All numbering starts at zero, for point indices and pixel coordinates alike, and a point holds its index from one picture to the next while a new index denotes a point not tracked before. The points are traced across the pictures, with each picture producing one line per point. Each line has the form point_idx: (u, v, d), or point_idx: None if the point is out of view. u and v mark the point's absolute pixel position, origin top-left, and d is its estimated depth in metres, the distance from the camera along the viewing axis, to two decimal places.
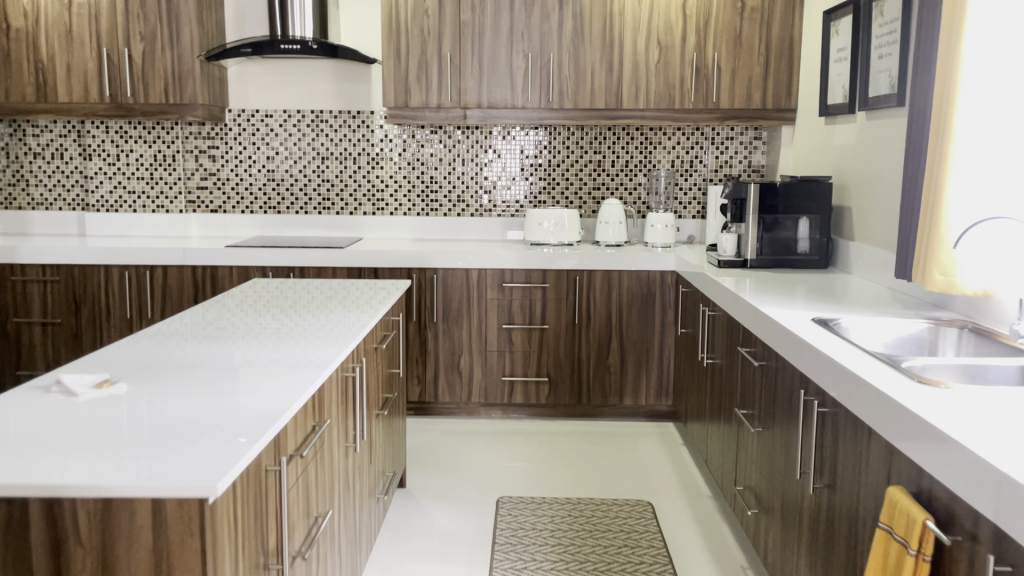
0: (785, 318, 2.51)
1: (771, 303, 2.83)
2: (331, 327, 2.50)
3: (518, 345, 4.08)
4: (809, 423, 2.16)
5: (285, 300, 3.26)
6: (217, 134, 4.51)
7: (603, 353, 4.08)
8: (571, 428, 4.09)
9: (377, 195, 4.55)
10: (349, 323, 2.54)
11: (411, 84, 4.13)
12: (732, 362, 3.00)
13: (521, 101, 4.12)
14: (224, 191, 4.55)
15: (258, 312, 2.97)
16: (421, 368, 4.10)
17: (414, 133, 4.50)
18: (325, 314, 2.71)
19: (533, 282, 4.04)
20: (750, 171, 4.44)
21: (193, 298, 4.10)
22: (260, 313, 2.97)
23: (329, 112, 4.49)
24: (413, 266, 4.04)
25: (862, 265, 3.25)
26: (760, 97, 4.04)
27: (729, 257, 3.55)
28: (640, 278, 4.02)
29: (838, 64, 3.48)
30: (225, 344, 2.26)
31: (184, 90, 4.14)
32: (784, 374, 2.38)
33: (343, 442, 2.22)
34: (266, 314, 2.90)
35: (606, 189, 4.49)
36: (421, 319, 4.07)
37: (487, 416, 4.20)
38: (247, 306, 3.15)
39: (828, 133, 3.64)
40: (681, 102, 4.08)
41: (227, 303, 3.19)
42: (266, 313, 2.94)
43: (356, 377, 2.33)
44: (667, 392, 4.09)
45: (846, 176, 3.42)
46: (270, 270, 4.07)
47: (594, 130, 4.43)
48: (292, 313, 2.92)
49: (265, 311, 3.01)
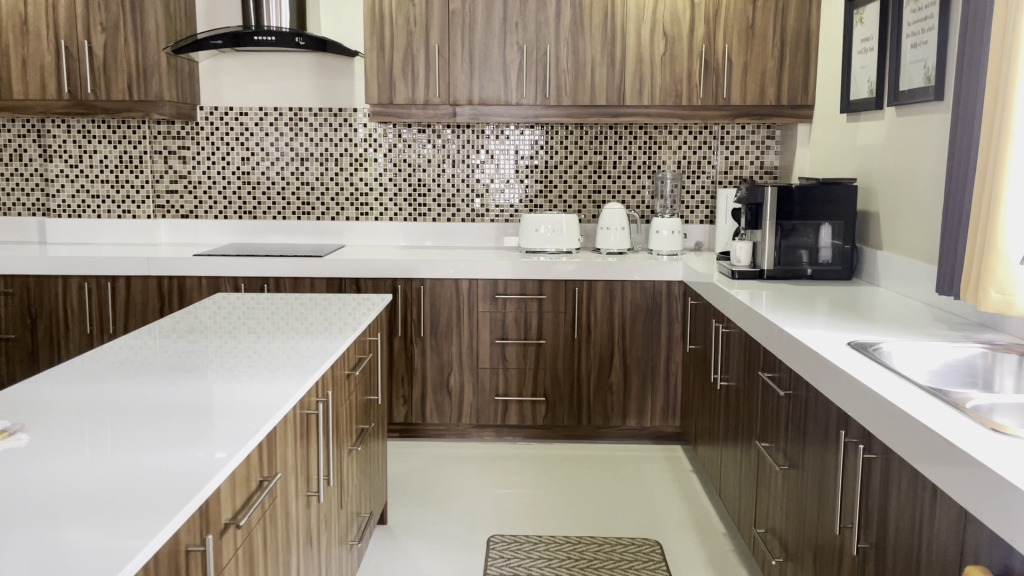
0: (815, 340, 2.19)
1: (797, 320, 2.50)
2: (299, 352, 2.15)
3: (512, 361, 3.76)
4: (850, 469, 1.84)
5: (254, 315, 2.94)
6: (187, 133, 4.18)
7: (605, 370, 3.76)
8: (570, 451, 3.77)
9: (361, 198, 4.23)
10: (321, 347, 2.19)
11: (396, 79, 3.81)
12: (751, 386, 2.67)
13: (516, 97, 3.80)
14: (196, 194, 4.22)
15: (221, 330, 2.65)
16: (407, 387, 3.78)
17: (400, 132, 4.18)
18: (290, 335, 2.39)
19: (529, 294, 3.72)
20: (762, 173, 4.13)
21: (159, 312, 3.78)
22: (224, 331, 2.66)
23: (309, 109, 4.17)
24: (398, 276, 3.71)
25: (892, 277, 2.94)
26: (774, 93, 3.73)
27: (744, 266, 3.25)
28: (645, 289, 3.70)
29: (862, 55, 3.17)
30: (168, 375, 1.93)
31: (149, 86, 3.82)
32: (817, 407, 2.05)
33: (306, 492, 1.88)
34: (231, 333, 2.60)
35: (607, 192, 4.17)
36: (407, 334, 3.75)
37: (479, 439, 3.88)
38: (221, 322, 2.89)
39: (850, 131, 3.33)
40: (688, 98, 3.77)
41: (189, 318, 2.88)
42: (230, 331, 2.63)
43: (322, 414, 1.99)
44: (675, 412, 3.77)
45: (873, 178, 3.11)
46: (242, 281, 3.75)
47: (594, 128, 4.12)
48: (257, 333, 2.60)
49: (238, 326, 2.78)
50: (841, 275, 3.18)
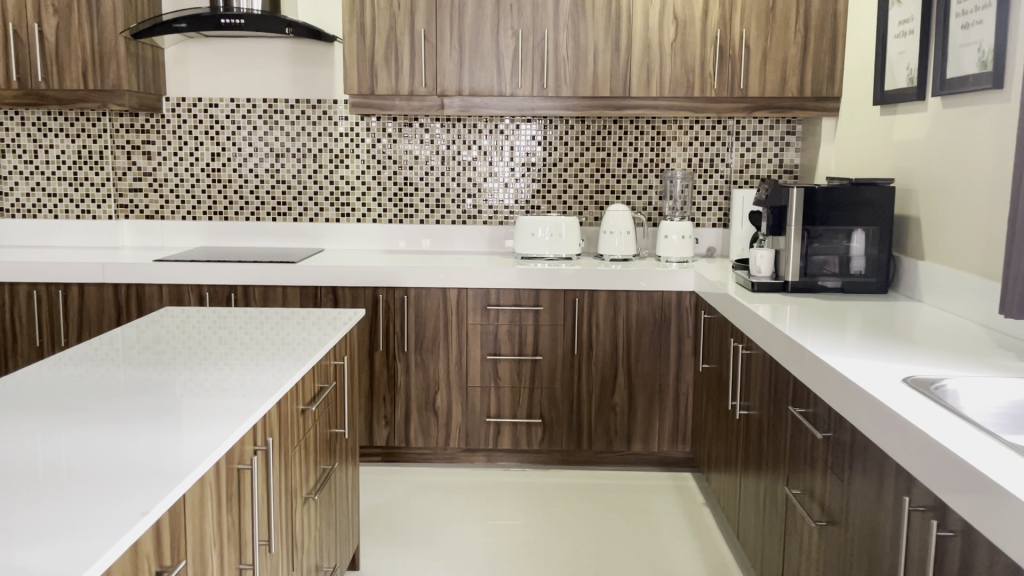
0: (863, 373, 1.81)
1: (830, 345, 2.14)
2: (233, 385, 1.77)
3: (506, 379, 3.41)
4: (916, 544, 1.46)
5: (212, 326, 2.59)
6: (152, 127, 3.83)
7: (608, 390, 3.39)
8: (569, 480, 3.40)
9: (341, 198, 3.87)
10: (263, 378, 1.82)
11: (378, 67, 3.44)
12: (777, 419, 2.31)
13: (510, 88, 3.44)
14: (162, 193, 3.87)
15: (164, 348, 2.30)
16: (390, 407, 3.43)
17: (385, 126, 3.82)
18: (238, 360, 2.04)
19: (525, 305, 3.36)
20: (781, 172, 3.76)
21: (115, 322, 3.42)
22: (171, 346, 2.30)
23: (285, 100, 3.81)
24: (379, 285, 3.36)
25: (940, 292, 2.57)
26: (796, 83, 3.37)
27: (766, 278, 2.88)
28: (653, 300, 3.34)
29: (899, 40, 2.81)
30: (77, 411, 1.58)
31: (106, 74, 3.47)
32: (869, 458, 1.67)
33: (236, 567, 1.52)
34: (177, 348, 2.24)
35: (611, 192, 3.81)
36: (389, 349, 3.40)
37: (469, 464, 3.53)
38: (187, 332, 2.55)
39: (884, 126, 2.96)
40: (702, 89, 3.40)
41: (137, 332, 2.53)
42: (177, 346, 2.28)
43: (260, 466, 1.62)
44: (685, 436, 3.40)
45: (913, 179, 2.74)
46: (207, 290, 3.39)
47: (596, 122, 3.76)
48: (208, 347, 2.25)
49: (201, 341, 2.38)
50: (878, 288, 2.81)
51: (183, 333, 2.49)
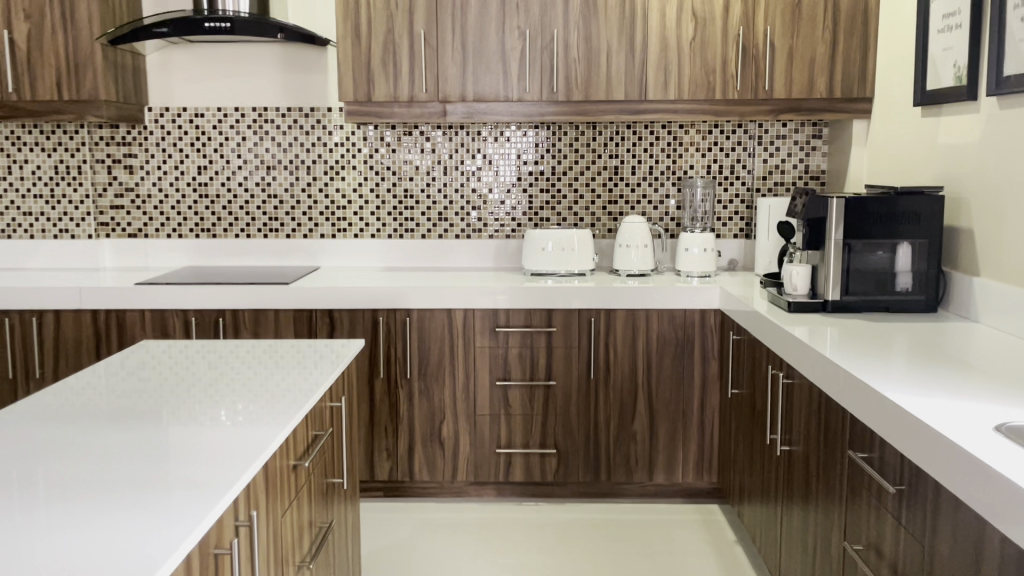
0: (929, 418, 1.60)
1: (883, 377, 1.91)
2: (215, 444, 1.56)
3: (517, 407, 3.16)
4: None
5: (197, 358, 2.35)
6: (134, 139, 3.58)
7: (627, 417, 3.15)
8: (586, 514, 3.16)
9: (337, 213, 3.62)
10: (250, 434, 1.61)
11: (375, 72, 3.20)
12: (829, 461, 2.07)
13: (517, 93, 3.20)
14: (145, 210, 3.62)
15: (140, 386, 2.05)
16: (392, 439, 3.18)
17: (382, 135, 3.57)
18: (220, 410, 1.80)
19: (536, 326, 3.12)
20: (807, 178, 3.52)
21: (94, 351, 3.17)
22: (147, 386, 2.05)
23: (275, 109, 3.57)
24: (380, 307, 3.11)
25: (999, 311, 2.33)
26: (825, 84, 3.13)
27: (802, 296, 2.64)
28: (675, 320, 3.10)
29: (944, 35, 2.57)
30: (30, 491, 1.35)
31: (82, 83, 3.22)
32: (954, 522, 1.46)
33: None
34: (154, 391, 1.99)
35: (625, 203, 3.57)
36: (391, 376, 3.15)
37: (478, 497, 3.28)
38: (169, 365, 2.30)
39: (926, 128, 2.72)
40: (723, 92, 3.16)
41: (113, 366, 2.28)
42: (157, 386, 2.03)
43: (241, 546, 1.42)
44: (711, 466, 3.16)
45: (964, 186, 2.50)
46: (193, 314, 3.14)
47: (608, 128, 3.52)
48: (188, 389, 2.00)
49: (182, 378, 2.13)
50: (926, 306, 2.56)
51: (165, 368, 2.25)
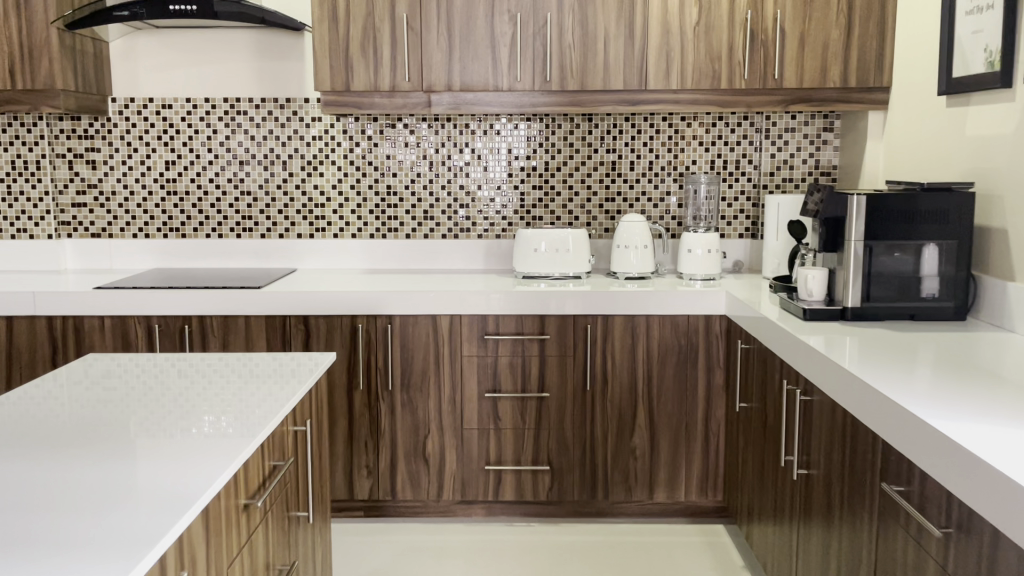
0: (987, 448, 1.36)
1: (925, 397, 1.66)
2: (142, 487, 1.30)
3: (507, 420, 2.93)
4: None
5: (155, 366, 2.12)
6: (96, 132, 3.34)
7: (626, 431, 2.92)
8: (582, 537, 2.93)
9: (315, 211, 3.39)
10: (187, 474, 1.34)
11: (354, 59, 2.96)
12: (855, 491, 1.85)
13: (507, 82, 2.97)
14: (110, 208, 3.39)
15: (78, 399, 1.82)
16: (373, 455, 2.95)
17: (364, 128, 3.34)
18: (160, 436, 1.54)
19: (528, 333, 2.89)
20: (818, 175, 3.30)
21: (50, 361, 2.93)
22: (97, 399, 1.82)
23: (248, 100, 3.33)
24: (359, 312, 2.88)
25: None
26: (839, 73, 2.91)
27: (818, 303, 2.41)
28: (678, 327, 2.87)
29: (973, 17, 2.35)
30: None
31: (36, 71, 2.98)
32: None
33: None
34: (99, 405, 1.76)
35: (622, 200, 3.34)
36: (371, 387, 2.92)
37: (466, 517, 3.05)
38: (118, 373, 2.07)
39: (952, 119, 2.50)
40: (729, 81, 2.94)
41: (67, 374, 2.06)
42: (98, 401, 1.80)
43: None
44: (716, 484, 2.94)
45: (996, 183, 2.28)
46: (157, 321, 2.91)
47: (605, 120, 3.29)
48: (136, 404, 1.77)
49: (129, 390, 1.89)
50: (955, 313, 2.34)
51: (129, 376, 2.03)
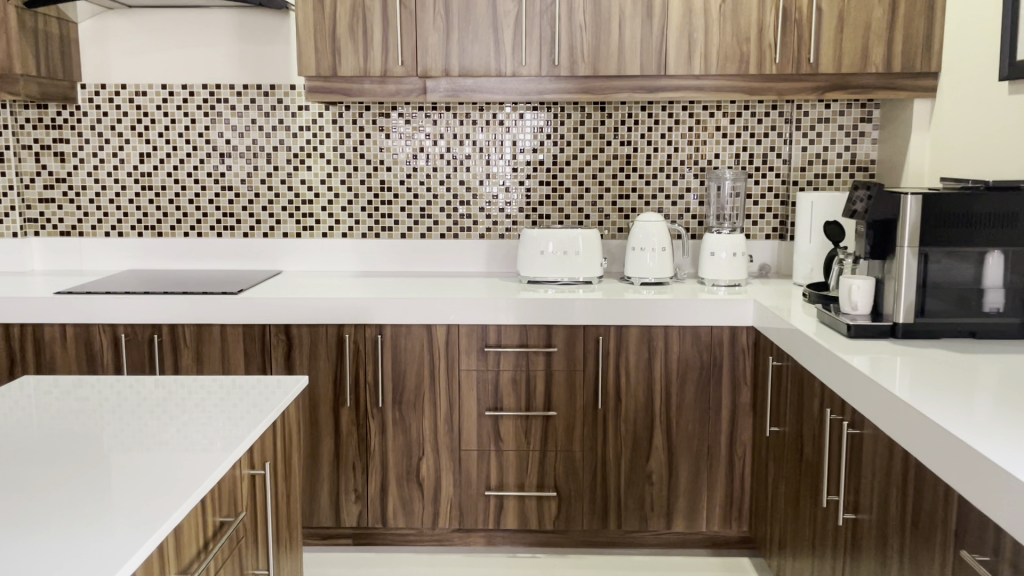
0: None
1: (1015, 443, 1.34)
2: None
3: (510, 442, 2.65)
4: None
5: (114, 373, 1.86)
6: (65, 121, 3.07)
7: (642, 454, 2.64)
8: (592, 570, 2.65)
9: (302, 208, 3.11)
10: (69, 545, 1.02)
11: (343, 41, 2.68)
12: (918, 547, 1.55)
13: (511, 66, 2.68)
14: (80, 204, 3.12)
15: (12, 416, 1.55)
16: (362, 478, 2.67)
17: (355, 118, 3.05)
18: (49, 481, 1.21)
19: (533, 345, 2.60)
20: (854, 170, 2.99)
21: (8, 372, 2.67)
22: (27, 415, 1.54)
23: (229, 87, 3.05)
24: (347, 321, 2.60)
25: None
26: (882, 56, 2.60)
27: (863, 319, 2.12)
28: (701, 340, 2.58)
29: None
30: None
31: None
32: None
33: None
34: (19, 429, 1.48)
35: (638, 197, 3.05)
36: (360, 404, 2.64)
37: (465, 546, 2.78)
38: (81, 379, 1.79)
39: (1013, 109, 2.19)
40: (759, 65, 2.64)
41: (36, 383, 1.76)
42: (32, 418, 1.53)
43: None
44: (741, 513, 2.66)
45: None
46: (123, 330, 2.64)
47: (619, 110, 3.00)
48: (74, 421, 1.50)
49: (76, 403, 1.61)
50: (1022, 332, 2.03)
51: (101, 387, 1.73)
